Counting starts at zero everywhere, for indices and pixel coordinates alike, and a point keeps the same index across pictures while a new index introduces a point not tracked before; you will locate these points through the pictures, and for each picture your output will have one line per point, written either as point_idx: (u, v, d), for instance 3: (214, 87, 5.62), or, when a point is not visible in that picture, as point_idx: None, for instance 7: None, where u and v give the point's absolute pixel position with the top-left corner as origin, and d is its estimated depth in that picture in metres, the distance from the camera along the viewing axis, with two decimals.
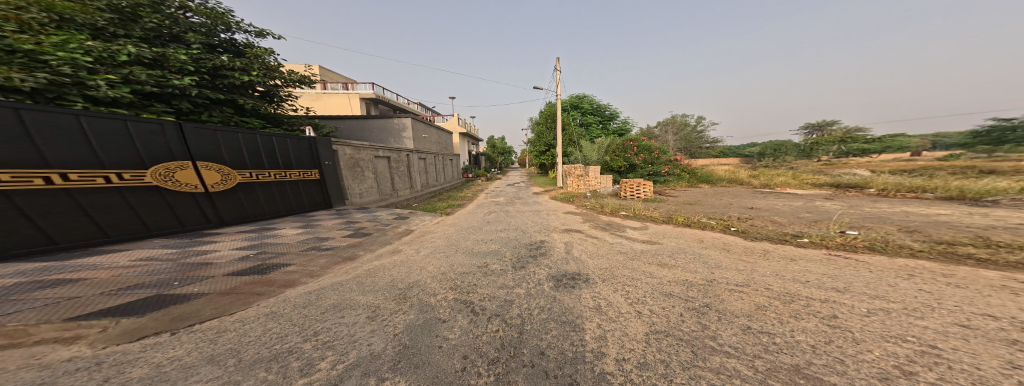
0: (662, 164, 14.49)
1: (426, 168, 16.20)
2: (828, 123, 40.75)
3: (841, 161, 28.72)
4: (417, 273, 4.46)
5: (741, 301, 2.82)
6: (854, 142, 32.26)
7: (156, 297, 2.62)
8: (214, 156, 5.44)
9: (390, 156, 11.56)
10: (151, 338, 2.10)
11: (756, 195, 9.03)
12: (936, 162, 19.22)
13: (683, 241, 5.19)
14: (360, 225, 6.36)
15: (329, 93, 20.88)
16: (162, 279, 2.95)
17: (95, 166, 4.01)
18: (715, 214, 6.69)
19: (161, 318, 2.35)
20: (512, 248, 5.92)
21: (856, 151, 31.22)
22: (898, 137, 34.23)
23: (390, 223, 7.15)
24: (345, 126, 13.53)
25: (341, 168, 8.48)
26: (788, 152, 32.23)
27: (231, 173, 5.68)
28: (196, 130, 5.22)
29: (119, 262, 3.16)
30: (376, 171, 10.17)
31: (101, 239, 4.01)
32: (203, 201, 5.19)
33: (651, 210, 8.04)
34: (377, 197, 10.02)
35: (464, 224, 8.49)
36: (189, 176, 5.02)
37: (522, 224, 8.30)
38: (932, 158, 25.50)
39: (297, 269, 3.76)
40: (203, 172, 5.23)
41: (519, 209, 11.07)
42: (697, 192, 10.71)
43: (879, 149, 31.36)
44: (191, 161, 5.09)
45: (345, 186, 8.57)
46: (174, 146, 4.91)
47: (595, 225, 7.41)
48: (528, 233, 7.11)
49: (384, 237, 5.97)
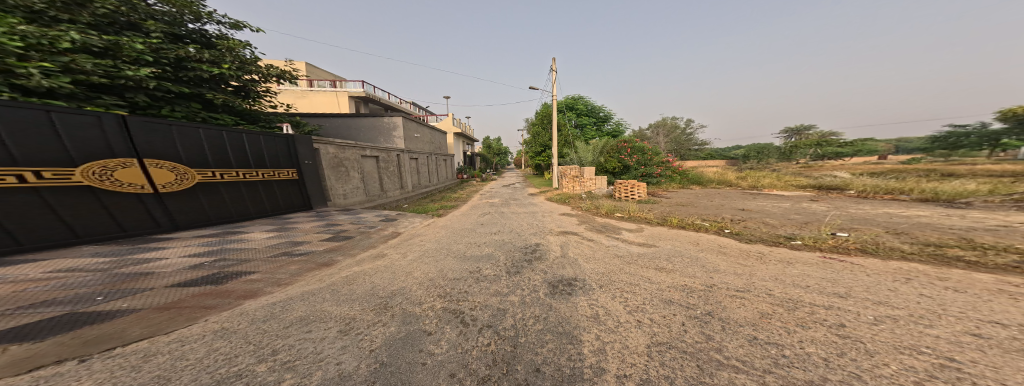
0: (653, 166, 14.63)
1: (417, 167, 15.77)
2: (804, 127, 42.78)
3: (819, 164, 30.18)
4: (402, 279, 4.18)
5: (744, 309, 2.72)
6: (829, 145, 33.94)
7: (67, 318, 2.24)
8: (167, 154, 4.95)
9: (378, 155, 11.12)
10: (50, 368, 1.83)
11: (746, 196, 9.18)
12: (903, 165, 20.47)
13: (680, 244, 5.14)
14: (341, 228, 5.99)
15: (315, 90, 20.07)
16: (83, 293, 2.53)
17: (7, 164, 3.44)
18: (708, 215, 6.72)
19: (69, 342, 2.04)
20: (505, 252, 5.72)
21: (831, 154, 32.87)
22: (868, 141, 36.25)
23: (375, 225, 6.79)
24: (330, 123, 12.92)
25: (323, 167, 8.03)
26: (771, 155, 33.49)
27: (190, 173, 5.19)
28: (145, 125, 4.70)
29: (29, 274, 2.67)
30: (362, 171, 9.72)
31: (15, 247, 3.47)
32: (151, 203, 4.69)
33: (646, 212, 8.02)
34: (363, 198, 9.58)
35: (454, 226, 8.23)
36: (133, 175, 4.50)
37: (516, 226, 8.12)
38: (898, 161, 27.13)
39: (260, 278, 3.45)
40: (152, 170, 4.71)
41: (512, 211, 10.86)
42: (689, 193, 10.84)
43: (851, 152, 33.17)
44: (136, 159, 4.57)
45: (326, 186, 8.12)
46: (114, 142, 4.38)
47: (590, 227, 7.32)
48: (521, 236, 6.91)
49: (369, 240, 5.64)
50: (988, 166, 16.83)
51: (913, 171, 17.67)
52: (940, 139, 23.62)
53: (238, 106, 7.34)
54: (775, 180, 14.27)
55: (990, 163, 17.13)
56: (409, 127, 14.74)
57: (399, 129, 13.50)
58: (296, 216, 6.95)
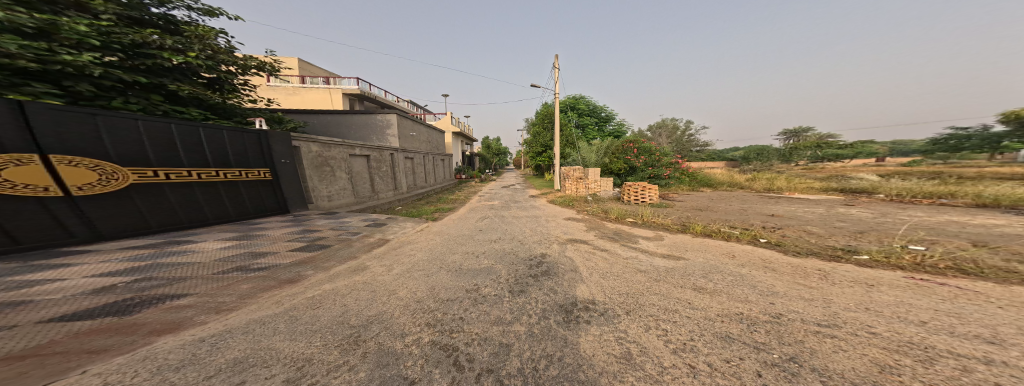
0: (662, 167, 13.95)
1: (413, 168, 15.03)
2: (805, 130, 42.61)
3: (820, 166, 29.91)
4: (383, 301, 3.38)
5: (846, 355, 1.94)
6: (831, 147, 33.64)
7: None
8: (89, 149, 4.13)
9: (369, 155, 10.38)
10: None
11: (767, 199, 8.48)
12: (909, 168, 20.07)
13: (712, 256, 4.41)
14: (318, 235, 5.19)
15: (307, 87, 19.31)
16: None
17: None
18: (735, 221, 6.00)
19: None
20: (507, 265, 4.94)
21: (832, 156, 32.59)
22: (870, 144, 36.00)
23: (360, 231, 6.01)
24: (318, 119, 12.12)
25: (304, 167, 7.31)
26: (773, 156, 33.16)
27: (119, 170, 4.37)
28: (54, 114, 3.86)
29: None
30: (350, 172, 8.99)
31: None
32: (64, 209, 3.84)
33: (661, 217, 7.28)
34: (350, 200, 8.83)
35: (449, 232, 7.45)
36: (34, 174, 3.61)
37: (518, 232, 7.36)
38: (903, 164, 26.77)
39: (192, 302, 2.59)
40: (62, 169, 3.85)
41: (514, 215, 10.11)
42: (703, 196, 10.14)
43: (852, 154, 32.91)
44: (38, 155, 3.67)
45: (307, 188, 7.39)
46: (10, 132, 3.48)
47: (601, 234, 6.59)
48: (524, 245, 6.14)
49: (349, 249, 4.85)
50: (998, 168, 16.44)
51: (916, 173, 17.50)
52: (940, 141, 23.51)
53: (210, 99, 6.55)
54: (789, 183, 13.61)
55: (998, 166, 16.78)
56: (405, 125, 14.03)
57: (393, 127, 12.75)
58: (268, 220, 6.13)
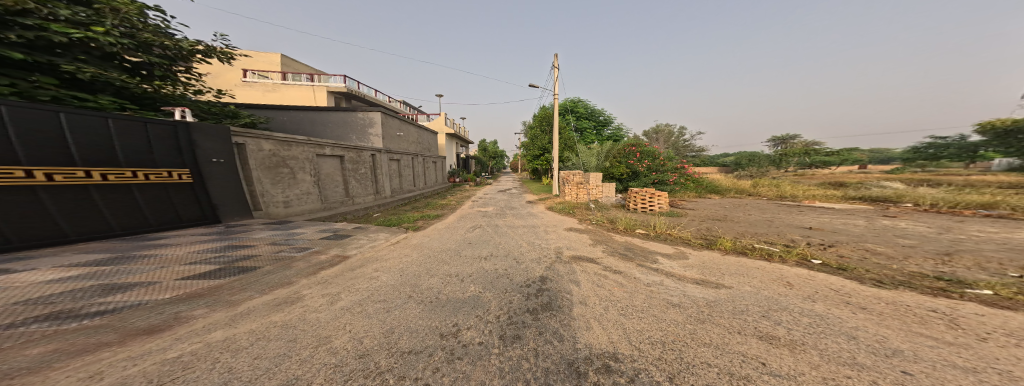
0: (668, 172, 13.23)
1: (399, 170, 13.89)
2: (792, 137, 43.61)
3: (811, 173, 30.18)
4: (302, 362, 2.22)
5: None
6: (820, 154, 34.21)
7: None
8: None
9: (343, 155, 9.22)
10: None
11: (789, 208, 7.72)
12: (900, 176, 20.20)
13: (758, 282, 3.48)
14: (246, 253, 4.00)
15: (288, 83, 17.84)
16: None
17: None
18: (768, 234, 5.14)
19: None
20: (497, 303, 3.91)
21: (820, 163, 33.16)
22: (857, 152, 36.81)
23: (309, 247, 4.81)
24: (288, 116, 10.74)
25: (251, 167, 6.13)
26: (765, 162, 33.32)
27: None
28: None
29: None
30: (316, 174, 7.82)
31: None
32: None
33: (676, 229, 6.39)
34: (314, 206, 7.65)
35: (429, 246, 6.27)
36: None
37: (514, 247, 6.50)
38: (891, 171, 27.17)
39: None
40: None
41: (510, 224, 9.09)
42: (713, 205, 9.55)
43: (840, 161, 33.57)
44: None
45: (254, 191, 6.19)
46: None
47: (612, 251, 5.79)
48: (524, 269, 5.11)
49: (280, 276, 3.69)
50: (988, 177, 16.56)
51: (910, 181, 17.35)
52: (920, 150, 23.82)
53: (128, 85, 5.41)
54: (799, 190, 13.01)
55: (985, 175, 16.97)
56: (391, 124, 12.86)
57: (376, 126, 11.62)
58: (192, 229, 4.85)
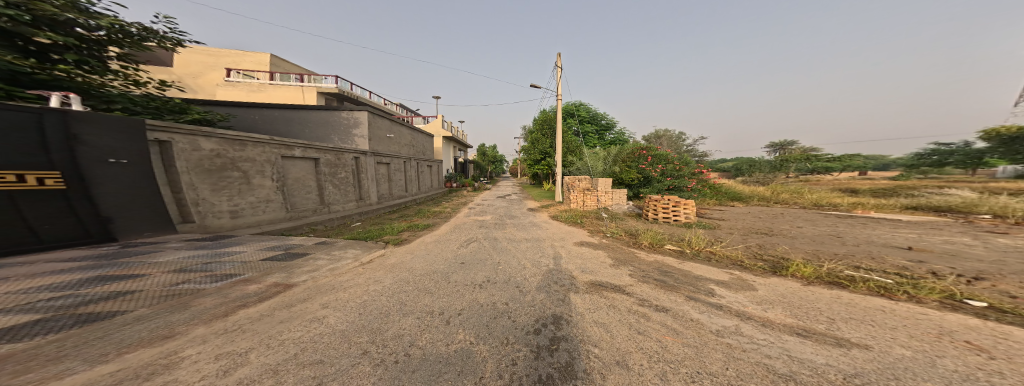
0: (685, 178, 12.10)
1: (389, 174, 12.69)
2: (789, 143, 43.44)
3: (815, 179, 29.56)
4: None
5: None
6: (821, 160, 33.80)
7: None
8: None
9: (318, 157, 7.99)
10: None
11: (841, 218, 6.59)
12: (911, 183, 19.53)
13: (909, 341, 2.20)
14: (116, 287, 2.57)
15: (274, 83, 16.68)
16: None
17: None
18: (853, 256, 3.92)
19: None
20: (494, 366, 2.58)
21: (822, 169, 32.77)
22: (857, 158, 36.48)
23: (237, 274, 3.41)
24: (260, 114, 9.41)
25: (181, 171, 4.88)
26: (767, 168, 32.70)
27: None
28: None
29: None
30: (278, 179, 6.56)
31: None
32: None
33: (718, 246, 5.24)
34: (273, 217, 6.36)
35: (413, 269, 5.07)
36: None
37: (517, 270, 5.25)
38: (896, 177, 26.63)
39: None
40: None
41: (511, 237, 7.86)
42: (743, 214, 8.41)
43: (840, 167, 33.24)
44: None
45: (184, 200, 4.92)
46: None
47: (644, 276, 4.56)
48: (532, 307, 3.93)
49: (158, 323, 2.30)
50: (1003, 184, 15.90)
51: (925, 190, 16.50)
52: (924, 156, 23.18)
53: (31, 72, 4.21)
54: (825, 197, 12.02)
55: (999, 182, 16.36)
56: (380, 125, 11.72)
57: (363, 126, 10.47)
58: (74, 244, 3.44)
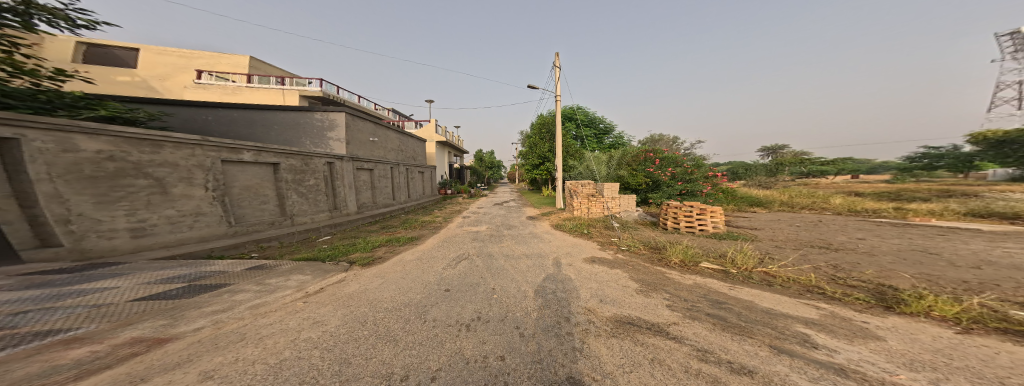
0: (698, 182, 11.09)
1: (373, 181, 11.44)
2: (781, 148, 43.64)
3: (813, 182, 29.26)
4: None
5: None
6: (815, 163, 33.82)
7: None
8: None
9: (275, 162, 6.74)
10: None
11: (898, 227, 5.59)
12: (914, 185, 19.17)
13: None
14: None
15: (252, 86, 15.45)
16: None
17: None
18: (987, 283, 2.82)
19: None
20: None
21: (818, 172, 32.62)
22: (849, 161, 36.71)
23: (65, 330, 2.19)
24: (214, 115, 8.05)
25: (40, 179, 3.59)
26: (765, 172, 32.37)
27: None
28: None
29: None
30: (209, 188, 5.30)
31: None
32: None
33: (773, 265, 4.12)
34: (199, 235, 5.07)
35: (363, 310, 3.68)
36: None
37: (518, 305, 4.08)
38: (893, 179, 26.51)
39: None
40: None
41: (510, 253, 6.66)
42: (773, 221, 7.38)
43: (835, 171, 33.22)
44: None
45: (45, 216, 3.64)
46: None
47: (690, 311, 3.40)
48: (537, 364, 2.66)
49: None
50: (1006, 186, 15.60)
51: (928, 194, 15.78)
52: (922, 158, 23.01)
53: None
54: (846, 202, 11.19)
55: (1000, 184, 16.09)
56: (362, 128, 10.55)
57: (339, 129, 9.28)
58: None
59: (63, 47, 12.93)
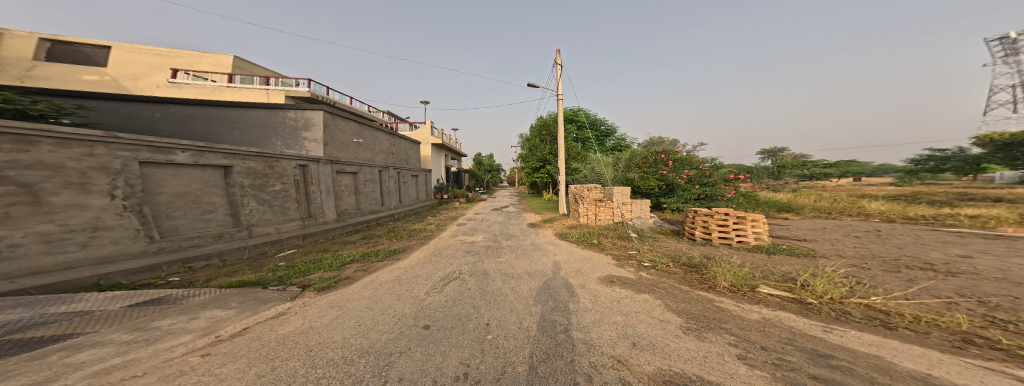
0: (717, 186, 10.03)
1: (357, 186, 10.31)
2: (782, 150, 42.89)
3: (818, 184, 28.48)
4: None
5: None
6: (818, 166, 33.17)
7: None
8: None
9: (223, 164, 5.67)
10: None
11: (996, 242, 4.48)
12: (924, 188, 18.44)
13: None
14: None
15: (233, 86, 14.43)
16: None
17: None
18: None
19: None
20: None
21: (821, 174, 31.93)
22: (852, 164, 36.06)
23: None
24: (163, 112, 6.96)
25: None
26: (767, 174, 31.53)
27: None
28: None
29: None
30: (113, 195, 4.23)
31: None
32: None
33: (880, 296, 2.96)
34: (96, 255, 3.98)
35: (290, 367, 2.43)
36: None
37: (526, 356, 2.91)
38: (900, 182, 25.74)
39: None
40: None
41: (509, 271, 5.50)
42: (821, 231, 6.26)
43: (838, 173, 32.50)
44: None
45: None
46: None
47: (787, 373, 2.25)
48: None
49: None
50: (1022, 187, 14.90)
51: (947, 197, 14.70)
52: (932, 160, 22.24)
53: None
54: (881, 207, 10.11)
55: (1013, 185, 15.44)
56: (344, 128, 9.50)
57: (317, 129, 8.24)
58: None
59: (24, 44, 11.90)
